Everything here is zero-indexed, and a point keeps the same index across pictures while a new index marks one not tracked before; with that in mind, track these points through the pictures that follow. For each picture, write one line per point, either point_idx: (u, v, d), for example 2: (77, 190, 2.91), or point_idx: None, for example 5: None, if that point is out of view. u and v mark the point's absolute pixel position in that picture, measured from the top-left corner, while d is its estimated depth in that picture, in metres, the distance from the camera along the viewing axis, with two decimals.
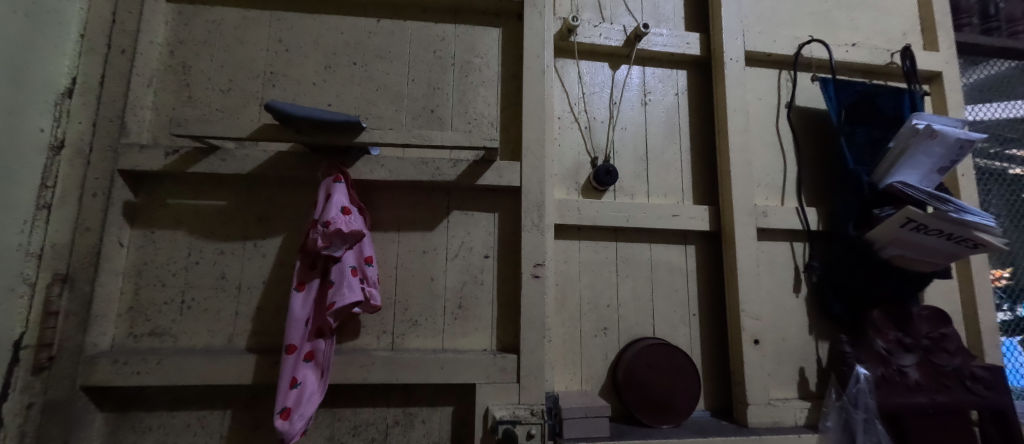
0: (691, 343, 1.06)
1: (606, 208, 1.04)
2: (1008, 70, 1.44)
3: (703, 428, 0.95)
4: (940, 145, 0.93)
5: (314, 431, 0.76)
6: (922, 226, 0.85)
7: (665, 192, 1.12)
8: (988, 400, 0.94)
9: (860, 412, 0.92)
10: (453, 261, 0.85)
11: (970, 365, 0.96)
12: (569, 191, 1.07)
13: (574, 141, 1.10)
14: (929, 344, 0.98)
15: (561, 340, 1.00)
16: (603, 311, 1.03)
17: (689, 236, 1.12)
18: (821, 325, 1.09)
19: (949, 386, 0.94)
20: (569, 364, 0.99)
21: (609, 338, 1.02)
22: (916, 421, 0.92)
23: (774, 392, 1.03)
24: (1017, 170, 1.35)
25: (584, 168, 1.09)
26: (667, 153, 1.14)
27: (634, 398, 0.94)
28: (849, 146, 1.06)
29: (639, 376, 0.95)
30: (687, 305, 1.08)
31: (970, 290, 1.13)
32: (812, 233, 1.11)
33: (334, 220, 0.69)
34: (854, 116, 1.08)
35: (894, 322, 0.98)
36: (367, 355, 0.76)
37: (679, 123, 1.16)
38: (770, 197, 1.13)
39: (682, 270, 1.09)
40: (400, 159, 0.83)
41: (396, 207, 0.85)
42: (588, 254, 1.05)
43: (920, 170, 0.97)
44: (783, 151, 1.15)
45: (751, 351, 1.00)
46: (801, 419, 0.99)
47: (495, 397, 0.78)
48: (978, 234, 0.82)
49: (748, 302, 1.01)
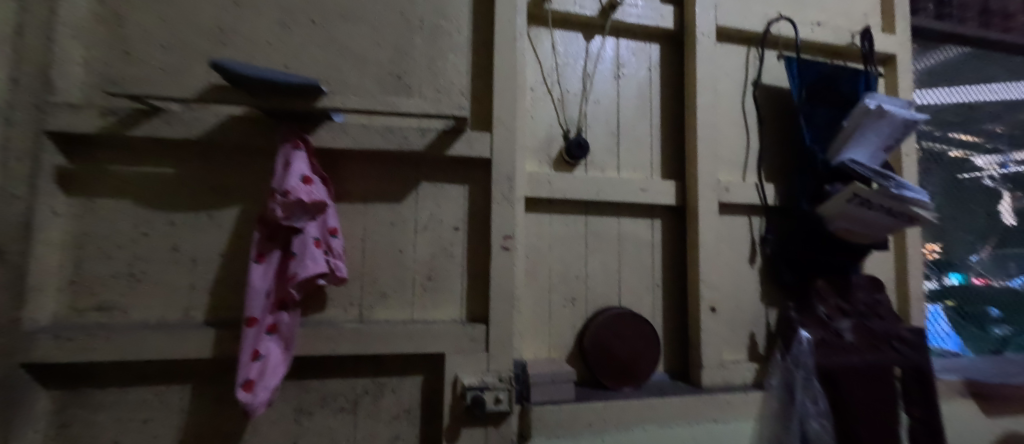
0: (654, 311, 1.12)
1: (577, 181, 1.05)
2: (952, 58, 1.53)
3: (661, 389, 1.02)
4: (888, 124, 0.99)
5: (280, 403, 0.76)
6: (866, 201, 0.93)
7: (635, 166, 1.14)
8: (910, 359, 1.06)
9: (800, 370, 1.01)
10: (421, 234, 0.83)
11: (898, 328, 1.07)
12: (541, 164, 1.06)
13: (546, 113, 1.08)
14: (864, 310, 1.07)
15: (531, 310, 1.01)
16: (572, 283, 1.06)
17: (657, 210, 1.15)
18: (772, 293, 1.16)
19: (878, 346, 1.05)
20: (538, 333, 1.02)
21: (577, 308, 1.05)
22: (850, 378, 1.01)
23: (727, 355, 1.10)
24: (955, 152, 1.49)
25: (556, 141, 1.08)
26: (638, 128, 1.15)
27: (599, 364, 0.99)
28: (809, 125, 1.10)
29: (605, 343, 1.00)
30: (651, 276, 1.12)
31: (904, 261, 1.23)
32: (769, 208, 1.16)
33: (293, 190, 0.66)
34: (815, 96, 1.11)
35: (834, 289, 1.07)
36: (333, 327, 0.75)
37: (650, 98, 1.17)
38: (734, 172, 1.16)
39: (648, 243, 1.13)
40: (366, 127, 0.78)
41: (362, 178, 0.81)
42: (559, 228, 1.06)
43: (869, 148, 1.02)
44: (748, 128, 1.17)
45: (708, 318, 1.06)
46: (749, 378, 1.08)
47: (465, 366, 0.79)
48: (914, 209, 0.90)
49: (706, 272, 1.07)
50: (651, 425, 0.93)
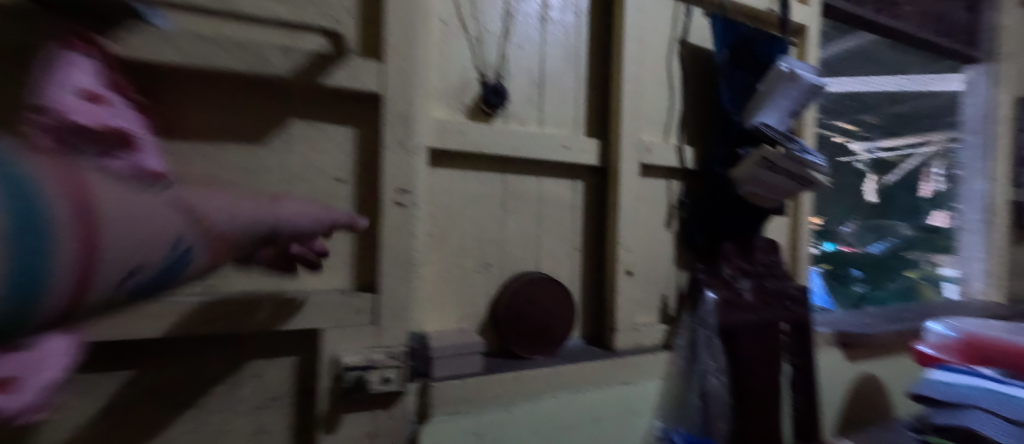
0: (572, 276, 1.07)
1: (493, 134, 0.94)
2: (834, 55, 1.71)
3: (575, 355, 0.99)
4: (796, 90, 1.02)
5: (90, 403, 0.57)
6: (772, 165, 0.97)
7: (559, 122, 1.05)
8: (795, 315, 1.14)
9: (704, 329, 1.08)
10: (293, 185, 0.67)
11: (787, 287, 1.15)
12: (453, 112, 0.93)
13: (461, 52, 0.94)
14: (761, 271, 1.13)
15: (439, 277, 0.91)
16: (486, 247, 0.96)
17: (579, 170, 1.08)
18: (684, 256, 1.15)
19: (771, 304, 1.12)
20: (446, 301, 0.91)
21: (491, 274, 0.97)
22: (746, 336, 1.06)
23: (639, 317, 1.09)
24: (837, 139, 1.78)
25: (471, 86, 0.95)
26: (563, 80, 1.06)
27: (512, 332, 0.94)
28: (728, 88, 1.08)
29: (519, 310, 0.94)
30: (571, 239, 1.07)
31: (798, 226, 1.32)
32: (687, 172, 1.15)
33: (73, 106, 0.44)
34: (737, 58, 1.10)
35: (738, 251, 1.11)
36: (162, 302, 0.57)
37: (578, 47, 1.07)
38: (657, 133, 1.12)
39: (569, 205, 1.07)
40: (201, 37, 0.58)
41: (199, 107, 0.61)
42: (473, 185, 0.95)
43: (779, 112, 1.05)
44: (673, 88, 1.14)
45: (624, 281, 1.05)
46: (658, 339, 1.09)
47: (345, 343, 0.69)
48: (810, 171, 0.99)
49: (624, 235, 1.05)
50: (561, 392, 0.89)
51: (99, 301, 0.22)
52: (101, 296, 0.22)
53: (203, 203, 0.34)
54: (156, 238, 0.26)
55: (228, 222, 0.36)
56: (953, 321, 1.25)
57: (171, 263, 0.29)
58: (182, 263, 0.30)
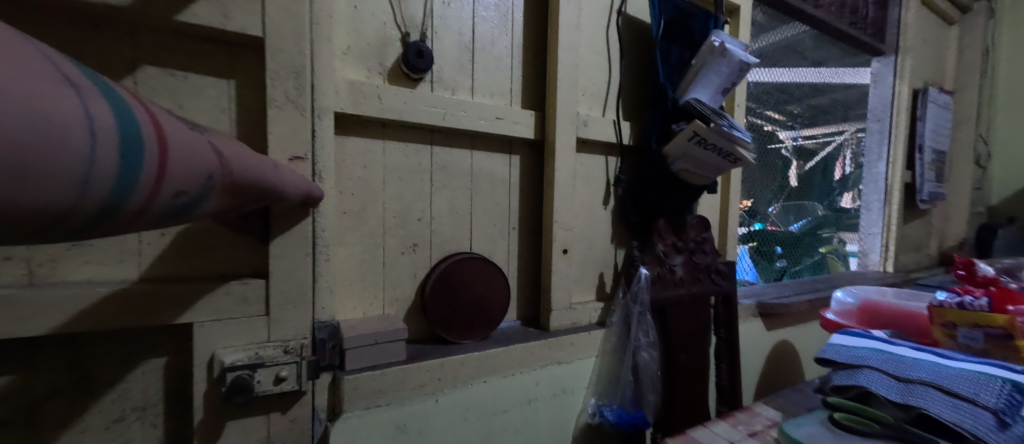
0: (507, 257, 1.02)
1: (417, 100, 0.84)
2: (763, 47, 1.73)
3: (508, 337, 0.96)
4: (727, 65, 1.02)
5: None
6: (703, 140, 0.96)
7: (492, 91, 0.98)
8: (722, 288, 1.18)
9: (637, 306, 1.05)
10: None
11: (716, 262, 1.19)
12: (371, 74, 0.83)
13: (378, 6, 0.83)
14: (694, 247, 1.14)
15: (359, 259, 0.82)
16: (412, 226, 0.88)
17: (515, 145, 1.03)
18: (621, 234, 1.16)
19: (701, 278, 1.15)
20: (365, 286, 0.83)
21: (419, 255, 0.89)
22: (677, 310, 1.10)
23: (576, 297, 1.08)
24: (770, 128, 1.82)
25: (392, 46, 0.85)
26: (498, 45, 0.98)
27: (440, 317, 0.88)
28: (664, 64, 1.07)
29: (447, 293, 0.88)
30: (507, 218, 1.02)
31: (727, 204, 1.37)
32: (624, 148, 1.14)
33: None
34: (673, 32, 1.08)
35: (673, 228, 1.11)
36: None
37: (512, 11, 1.00)
38: (594, 107, 1.09)
39: (504, 182, 1.01)
40: None
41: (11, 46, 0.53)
42: (395, 158, 0.86)
43: (711, 88, 1.05)
44: (611, 61, 1.10)
45: (560, 261, 1.02)
46: (594, 318, 1.09)
47: (226, 338, 0.62)
48: (738, 149, 0.98)
49: (561, 213, 1.01)
50: (493, 377, 0.85)
51: (155, 218, 0.25)
52: (162, 210, 0.25)
53: (224, 147, 0.35)
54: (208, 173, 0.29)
55: (248, 176, 0.38)
56: (856, 288, 1.38)
57: (205, 197, 0.30)
58: (198, 207, 0.30)
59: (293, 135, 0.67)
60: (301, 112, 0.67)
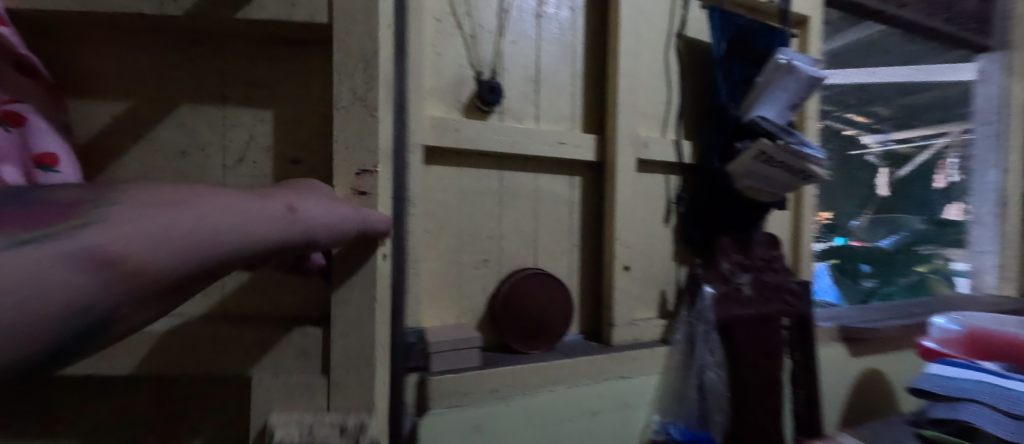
0: (570, 272, 1.08)
1: (489, 131, 0.94)
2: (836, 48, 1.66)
3: (572, 350, 1.00)
4: (795, 82, 1.01)
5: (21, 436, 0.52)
6: (771, 158, 0.97)
7: (555, 118, 1.06)
8: (796, 309, 1.14)
9: (702, 324, 1.07)
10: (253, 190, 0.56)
11: (788, 281, 1.14)
12: (449, 109, 0.94)
13: (455, 50, 0.94)
14: (762, 265, 1.12)
15: (438, 272, 0.92)
16: (483, 243, 0.97)
17: (577, 167, 1.09)
18: (683, 250, 1.16)
19: (771, 298, 1.11)
20: (443, 297, 0.93)
21: (489, 270, 0.98)
22: (746, 330, 1.07)
23: (638, 313, 1.10)
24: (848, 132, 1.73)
25: (467, 83, 0.96)
26: (559, 75, 1.06)
27: (510, 328, 0.95)
28: (726, 82, 1.08)
29: (516, 306, 0.95)
30: (569, 236, 1.08)
31: (800, 219, 1.31)
32: (684, 166, 1.15)
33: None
34: (735, 50, 1.09)
35: (737, 245, 1.10)
36: None
37: (573, 43, 1.07)
38: (654, 128, 1.12)
39: (566, 201, 1.07)
40: None
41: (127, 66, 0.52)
42: (469, 182, 0.95)
43: (778, 105, 1.04)
44: (670, 82, 1.13)
45: (621, 277, 1.05)
46: (657, 335, 1.10)
47: (283, 401, 0.51)
48: (809, 165, 0.97)
49: (621, 231, 1.05)
50: (559, 387, 0.90)
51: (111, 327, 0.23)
52: (115, 317, 0.24)
53: (277, 202, 0.34)
54: (201, 239, 0.27)
55: (317, 219, 0.37)
56: (960, 314, 1.24)
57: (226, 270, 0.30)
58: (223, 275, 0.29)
59: (360, 141, 0.51)
60: (366, 109, 0.51)
